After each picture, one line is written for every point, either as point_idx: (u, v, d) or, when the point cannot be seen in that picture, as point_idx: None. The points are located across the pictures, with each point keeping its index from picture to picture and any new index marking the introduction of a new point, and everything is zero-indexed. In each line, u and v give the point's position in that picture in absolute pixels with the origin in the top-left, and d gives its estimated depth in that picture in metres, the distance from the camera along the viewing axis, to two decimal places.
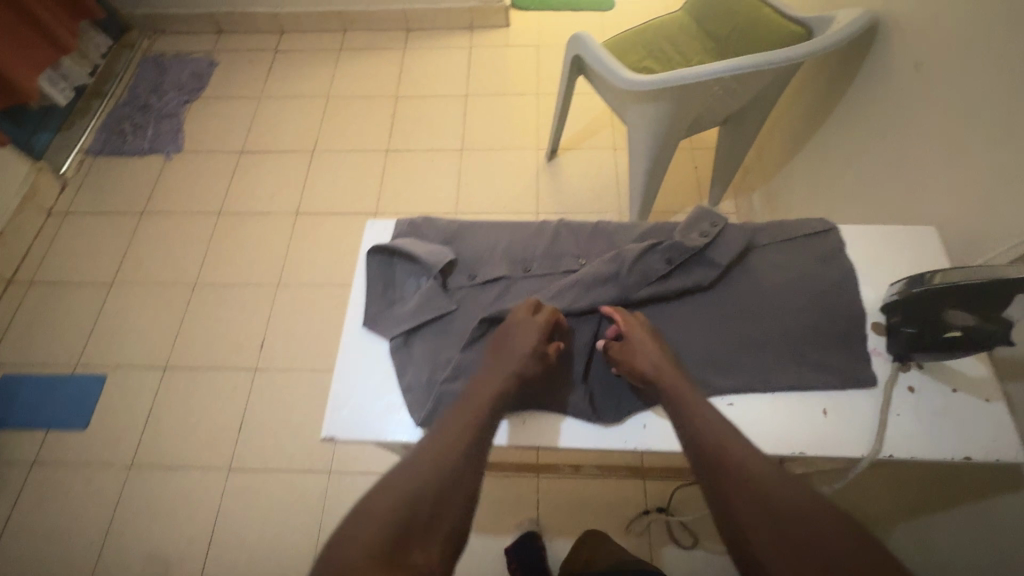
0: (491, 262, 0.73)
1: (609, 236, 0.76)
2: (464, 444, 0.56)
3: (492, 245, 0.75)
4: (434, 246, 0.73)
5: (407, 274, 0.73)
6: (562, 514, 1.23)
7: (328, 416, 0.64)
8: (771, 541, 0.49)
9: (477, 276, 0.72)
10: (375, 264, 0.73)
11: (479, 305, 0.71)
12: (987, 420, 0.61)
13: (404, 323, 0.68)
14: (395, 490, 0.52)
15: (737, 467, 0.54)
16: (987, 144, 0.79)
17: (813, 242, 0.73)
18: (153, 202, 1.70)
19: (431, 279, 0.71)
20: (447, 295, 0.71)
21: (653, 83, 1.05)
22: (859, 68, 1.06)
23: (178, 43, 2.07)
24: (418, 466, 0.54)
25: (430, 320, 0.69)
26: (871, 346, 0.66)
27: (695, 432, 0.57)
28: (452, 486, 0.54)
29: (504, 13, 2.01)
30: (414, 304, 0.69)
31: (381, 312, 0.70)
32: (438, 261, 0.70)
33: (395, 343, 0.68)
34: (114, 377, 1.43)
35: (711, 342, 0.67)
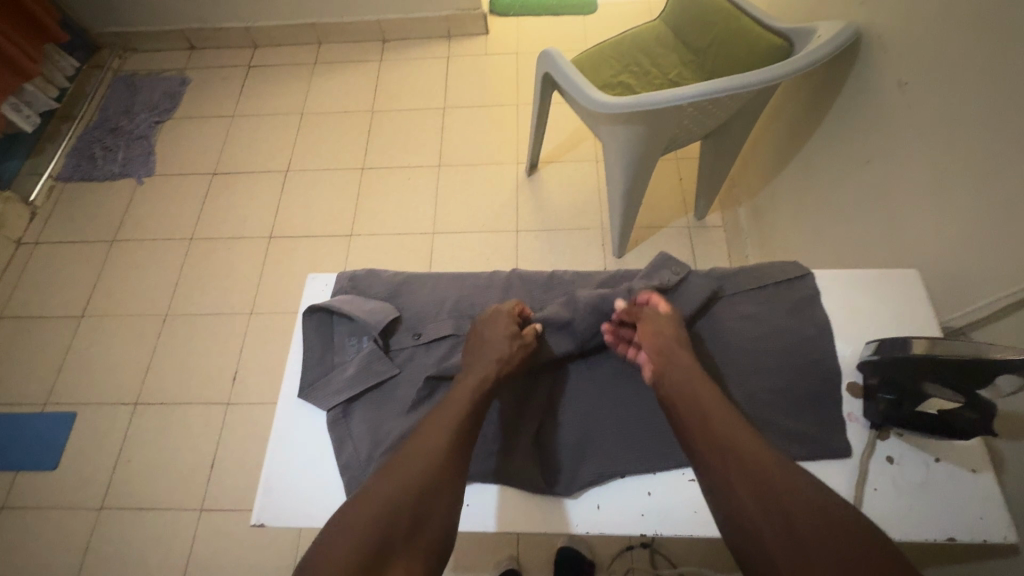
0: (437, 319, 0.69)
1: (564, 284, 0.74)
2: (445, 444, 0.55)
3: (439, 301, 0.71)
4: (376, 304, 0.69)
5: (348, 334, 0.69)
6: (541, 552, 1.18)
7: (259, 500, 0.60)
8: (779, 531, 0.48)
9: (423, 335, 0.68)
10: (312, 326, 0.69)
11: (424, 365, 0.67)
12: (975, 495, 0.56)
13: (342, 392, 0.64)
14: (378, 492, 0.51)
15: (744, 458, 0.52)
16: (971, 177, 0.73)
17: (784, 289, 0.68)
18: (124, 230, 1.66)
19: (372, 340, 0.67)
20: (389, 357, 0.67)
21: (623, 106, 0.99)
22: (842, 85, 1.00)
23: (150, 61, 2.03)
24: (397, 471, 0.53)
25: (371, 385, 0.65)
26: (848, 411, 0.61)
27: (704, 423, 0.56)
28: (436, 486, 0.52)
29: (482, 21, 1.94)
30: (353, 370, 0.65)
31: (319, 378, 0.66)
32: (377, 322, 0.66)
33: (333, 414, 0.64)
34: (84, 414, 1.40)
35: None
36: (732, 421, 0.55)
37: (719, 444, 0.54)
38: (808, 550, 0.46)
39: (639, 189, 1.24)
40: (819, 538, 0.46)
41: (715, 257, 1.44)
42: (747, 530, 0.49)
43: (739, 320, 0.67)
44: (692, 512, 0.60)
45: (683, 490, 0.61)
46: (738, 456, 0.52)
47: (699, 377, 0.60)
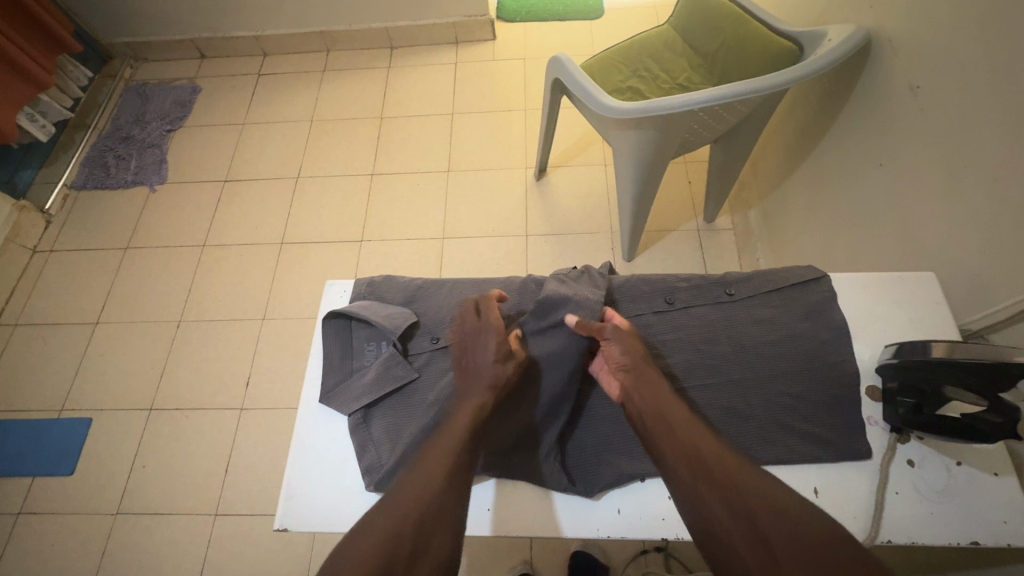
0: (454, 323, 0.70)
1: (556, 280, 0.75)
2: (442, 473, 0.54)
3: (456, 305, 0.71)
4: (394, 308, 0.70)
5: (366, 339, 0.70)
6: (555, 556, 1.18)
7: (282, 503, 0.61)
8: (750, 542, 0.49)
9: (440, 339, 0.69)
10: (331, 332, 0.69)
11: (442, 370, 0.67)
12: (997, 499, 0.56)
13: (362, 397, 0.65)
14: (376, 526, 0.50)
15: (706, 460, 0.54)
16: (984, 180, 0.73)
17: (799, 291, 0.69)
18: (137, 237, 1.68)
19: (391, 345, 0.68)
20: (407, 362, 0.67)
21: (634, 111, 1.00)
22: (853, 88, 1.01)
23: (162, 70, 2.05)
24: (393, 504, 0.52)
25: (390, 390, 0.66)
26: (868, 414, 0.62)
27: (667, 428, 0.57)
28: (435, 512, 0.52)
29: (489, 27, 1.95)
30: (372, 375, 0.66)
31: (340, 384, 0.66)
32: (396, 327, 0.67)
33: (354, 419, 0.64)
34: (99, 420, 1.41)
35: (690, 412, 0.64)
36: (698, 429, 0.56)
37: (686, 455, 0.55)
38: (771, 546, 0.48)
39: (649, 193, 1.24)
40: (784, 536, 0.48)
41: (726, 260, 1.44)
42: (709, 530, 0.51)
43: (756, 323, 0.67)
44: None
45: None
46: (700, 461, 0.54)
47: (655, 384, 0.60)
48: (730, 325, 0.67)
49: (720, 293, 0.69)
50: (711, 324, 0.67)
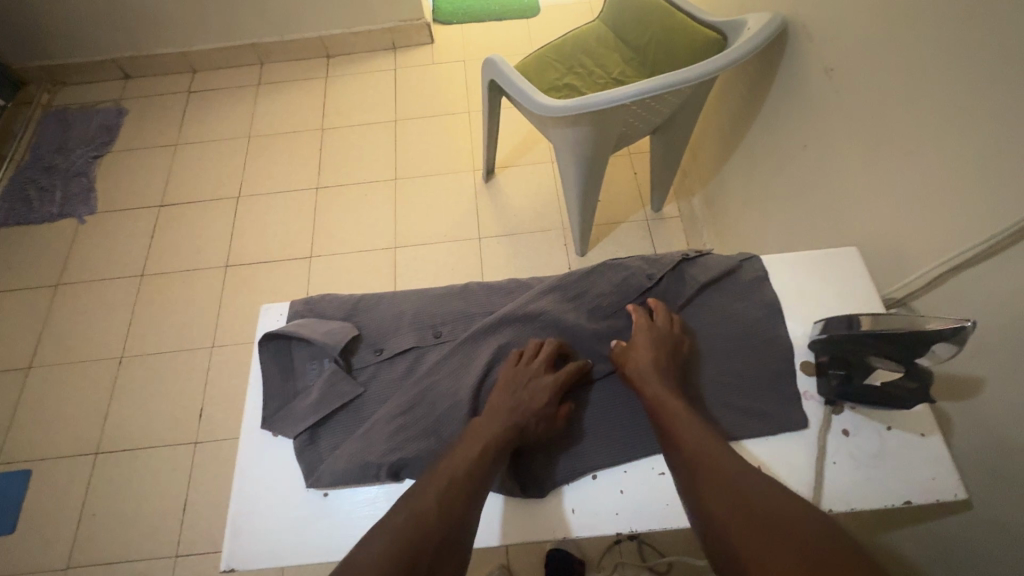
0: (398, 333, 0.69)
1: (510, 284, 0.75)
2: (466, 479, 0.53)
3: (397, 315, 0.70)
4: (333, 324, 0.67)
5: (307, 358, 0.67)
6: (530, 557, 1.19)
7: (227, 542, 0.58)
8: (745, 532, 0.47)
9: (385, 350, 0.68)
10: (269, 354, 0.66)
11: (388, 381, 0.66)
12: (925, 457, 0.59)
13: (307, 417, 0.63)
14: (391, 527, 0.49)
15: (714, 463, 0.52)
16: (899, 153, 0.77)
17: (728, 276, 0.71)
18: (68, 273, 1.58)
19: (333, 361, 0.66)
20: (352, 377, 0.66)
21: (568, 109, 1.01)
22: (775, 73, 1.04)
23: (82, 94, 1.94)
24: (417, 503, 0.50)
25: (338, 407, 0.64)
26: (803, 389, 0.63)
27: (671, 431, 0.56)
28: (457, 522, 0.50)
29: (426, 30, 1.93)
30: (317, 394, 0.64)
31: (282, 407, 0.64)
32: (337, 343, 0.65)
33: (300, 441, 0.62)
34: (40, 471, 1.32)
35: (627, 401, 0.66)
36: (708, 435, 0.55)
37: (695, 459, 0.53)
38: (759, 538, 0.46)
39: (594, 188, 1.25)
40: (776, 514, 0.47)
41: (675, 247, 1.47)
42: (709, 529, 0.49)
43: (684, 308, 0.70)
44: (661, 509, 0.60)
45: (655, 486, 0.61)
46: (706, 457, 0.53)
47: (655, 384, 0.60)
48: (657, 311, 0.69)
49: (643, 280, 0.71)
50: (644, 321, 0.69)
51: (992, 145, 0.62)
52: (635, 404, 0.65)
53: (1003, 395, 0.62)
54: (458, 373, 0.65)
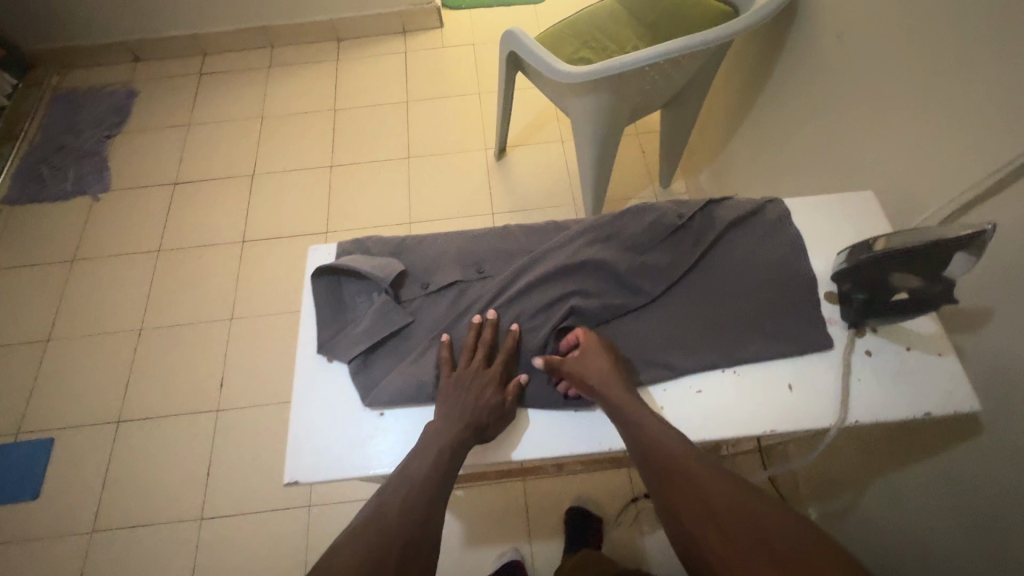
0: (443, 269, 0.73)
1: (548, 227, 0.78)
2: (424, 489, 0.57)
3: (442, 253, 0.75)
4: (381, 259, 0.71)
5: (357, 292, 0.71)
6: (549, 515, 1.22)
7: (290, 458, 0.62)
8: (717, 541, 0.53)
9: (431, 285, 0.72)
10: (322, 287, 0.70)
11: (435, 312, 0.70)
12: (943, 374, 0.63)
13: (360, 342, 0.67)
14: (356, 544, 0.53)
15: (683, 472, 0.56)
16: (911, 107, 0.81)
17: (756, 215, 0.75)
18: (84, 249, 1.60)
19: (383, 294, 0.70)
20: (401, 307, 0.70)
21: (588, 75, 1.05)
22: (785, 42, 1.09)
23: (91, 76, 1.95)
24: (379, 518, 0.55)
25: (388, 334, 0.68)
26: (828, 316, 0.68)
27: (636, 437, 0.60)
28: (420, 524, 0.55)
29: (435, 15, 1.97)
30: (368, 322, 0.68)
31: (335, 334, 0.68)
32: (387, 275, 0.69)
33: (354, 365, 0.66)
34: (61, 440, 1.33)
35: (665, 327, 0.69)
36: (676, 444, 0.58)
37: (665, 469, 0.57)
38: (728, 544, 0.52)
39: (608, 159, 1.29)
40: (742, 523, 0.53)
41: None
42: (683, 534, 0.55)
43: (717, 243, 0.73)
44: (703, 421, 0.64)
45: (696, 402, 0.65)
46: (674, 468, 0.57)
47: (621, 393, 0.62)
48: (690, 245, 0.73)
49: (674, 217, 0.74)
50: (678, 253, 0.72)
51: (1000, 90, 0.67)
52: (674, 328, 0.69)
53: (1011, 322, 0.67)
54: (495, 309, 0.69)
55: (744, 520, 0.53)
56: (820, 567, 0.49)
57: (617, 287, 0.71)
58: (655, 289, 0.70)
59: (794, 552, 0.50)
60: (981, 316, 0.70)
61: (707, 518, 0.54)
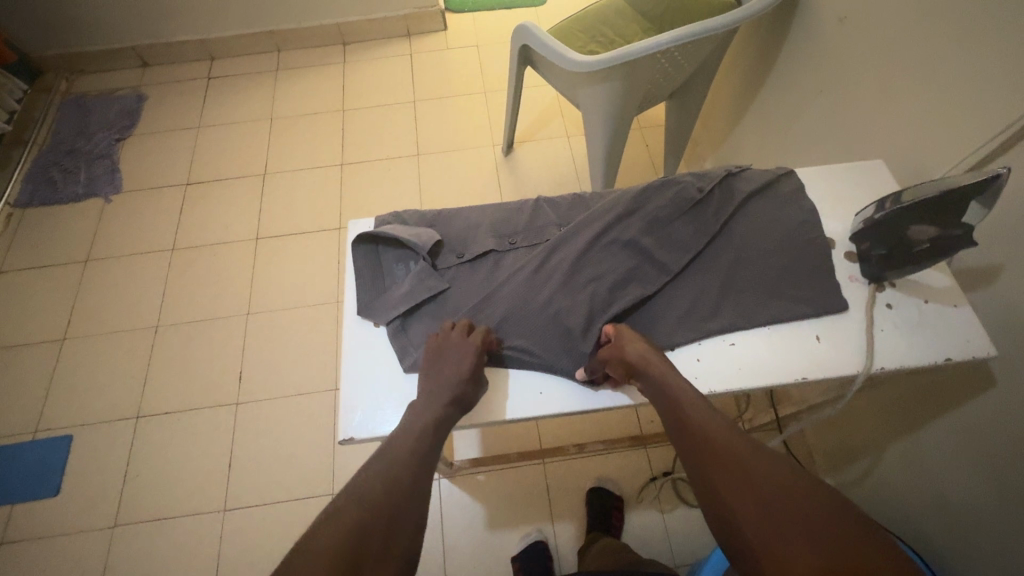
0: (477, 240, 0.77)
1: (577, 204, 0.83)
2: (407, 462, 0.58)
3: (475, 226, 0.79)
4: (419, 229, 0.75)
5: (395, 259, 0.76)
6: (570, 496, 1.24)
7: (344, 419, 0.66)
8: (757, 518, 0.52)
9: (466, 254, 0.75)
10: (362, 254, 0.75)
11: (471, 280, 0.74)
12: (961, 322, 0.67)
13: (399, 306, 0.71)
14: (345, 512, 0.53)
15: (722, 448, 0.57)
16: (915, 82, 0.85)
17: (771, 187, 0.79)
18: (97, 249, 1.61)
19: (420, 262, 0.74)
20: (438, 274, 0.74)
21: (600, 63, 1.09)
22: (788, 30, 1.15)
23: (100, 81, 1.97)
24: (366, 486, 0.55)
25: (425, 299, 0.72)
26: (848, 274, 0.72)
27: (671, 413, 0.62)
28: (399, 501, 0.55)
29: (440, 17, 2.01)
30: (407, 287, 0.72)
31: (375, 299, 0.73)
32: (425, 243, 0.72)
33: (393, 327, 0.71)
34: (80, 436, 1.33)
35: (690, 293, 0.72)
36: (714, 421, 0.59)
37: (702, 444, 0.58)
38: (771, 521, 0.51)
39: (618, 148, 1.34)
40: (783, 500, 0.52)
41: None
42: (721, 512, 0.54)
43: (741, 210, 0.76)
44: (739, 372, 0.67)
45: (731, 355, 0.68)
46: (713, 443, 0.57)
47: (657, 365, 0.64)
48: (714, 214, 0.76)
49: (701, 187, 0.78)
50: (706, 220, 0.75)
51: (999, 57, 0.72)
52: (705, 289, 0.72)
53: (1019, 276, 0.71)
54: (524, 280, 0.71)
55: (786, 497, 0.52)
56: (863, 547, 0.48)
57: (642, 253, 0.73)
58: (678, 258, 0.73)
59: (838, 531, 0.49)
60: (991, 272, 0.74)
61: (747, 493, 0.53)
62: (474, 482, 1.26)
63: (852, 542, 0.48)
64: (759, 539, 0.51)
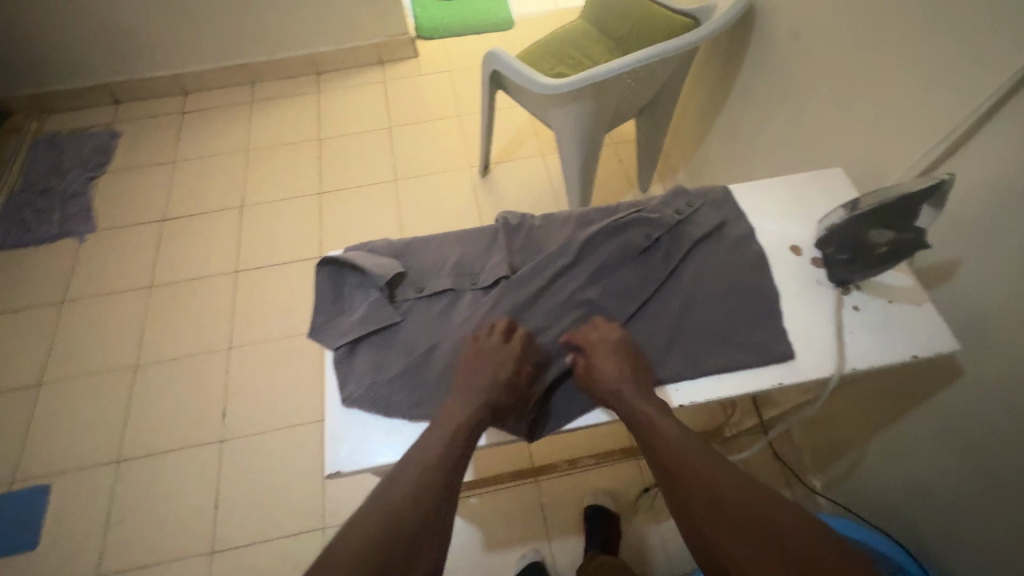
0: (440, 275, 0.75)
1: (546, 234, 0.80)
2: (433, 475, 0.57)
3: (441, 260, 0.77)
4: (382, 258, 0.74)
5: (356, 286, 0.75)
6: (564, 514, 1.24)
7: (330, 452, 0.64)
8: (732, 538, 0.53)
9: (425, 288, 0.74)
10: (324, 275, 0.75)
11: (425, 316, 0.73)
12: (924, 320, 0.70)
13: (349, 333, 0.70)
14: (366, 525, 0.52)
15: (695, 472, 0.58)
16: (868, 91, 0.90)
17: (719, 231, 0.78)
18: (73, 290, 1.58)
19: (378, 291, 0.73)
20: (393, 307, 0.73)
21: (568, 85, 1.12)
22: (747, 45, 1.20)
23: (71, 120, 1.96)
24: (387, 500, 0.54)
25: (374, 330, 0.71)
26: (815, 278, 0.74)
27: (644, 440, 0.62)
28: (427, 515, 0.54)
29: (412, 44, 2.05)
30: (360, 314, 0.71)
31: (328, 323, 0.72)
32: (385, 274, 0.72)
33: (339, 353, 0.70)
34: (59, 484, 1.29)
35: (645, 334, 0.71)
36: (685, 445, 0.60)
37: (676, 468, 0.59)
38: (743, 540, 0.53)
39: (592, 165, 1.37)
40: (755, 517, 0.54)
41: None
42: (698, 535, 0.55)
43: (705, 240, 0.77)
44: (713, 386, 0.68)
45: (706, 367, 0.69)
46: (686, 467, 0.58)
47: (630, 394, 0.64)
48: (676, 246, 0.76)
49: (673, 215, 0.78)
50: (670, 251, 0.75)
51: (942, 65, 0.77)
52: (665, 320, 0.72)
53: (981, 268, 0.74)
54: (479, 323, 0.70)
55: (757, 514, 0.54)
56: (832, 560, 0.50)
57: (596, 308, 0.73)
58: (625, 308, 0.72)
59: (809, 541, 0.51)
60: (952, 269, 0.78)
61: (720, 516, 0.54)
62: (468, 505, 1.25)
63: (823, 552, 0.50)
64: (736, 558, 0.52)
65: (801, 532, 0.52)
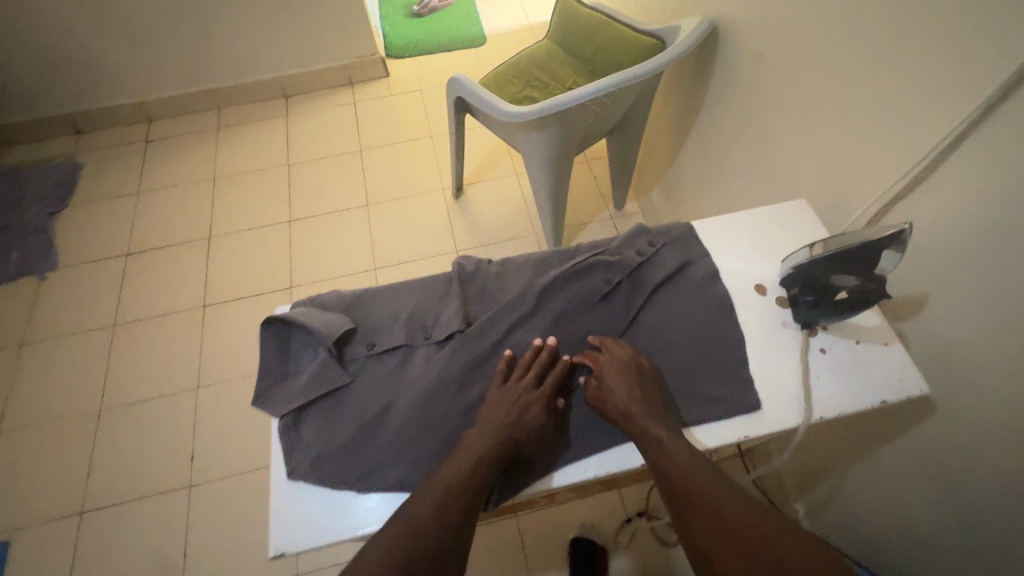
0: (391, 330, 0.73)
1: (502, 281, 0.78)
2: (451, 501, 0.57)
3: (393, 313, 0.75)
4: (330, 315, 0.72)
5: (304, 345, 0.73)
6: (545, 549, 1.21)
7: (274, 529, 0.61)
8: (734, 564, 0.52)
9: (376, 346, 0.72)
10: (270, 336, 0.72)
11: (375, 376, 0.70)
12: (892, 361, 0.68)
13: (296, 399, 0.68)
14: (385, 542, 0.54)
15: (702, 495, 0.56)
16: (832, 118, 0.89)
17: (681, 272, 0.76)
18: (33, 332, 1.52)
19: (326, 351, 0.70)
20: (342, 368, 0.70)
21: (531, 114, 1.10)
22: (713, 67, 1.18)
23: (31, 152, 1.90)
24: (405, 521, 0.55)
25: (322, 394, 0.68)
26: (781, 320, 0.72)
27: (651, 461, 0.60)
28: (446, 539, 0.55)
29: (381, 64, 2.02)
30: (307, 377, 0.69)
31: (274, 388, 0.69)
32: (331, 333, 0.69)
33: (285, 421, 0.67)
34: (19, 540, 1.24)
35: None
36: (694, 466, 0.58)
37: (683, 491, 0.57)
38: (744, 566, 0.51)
39: (563, 188, 1.34)
40: (758, 542, 0.52)
41: None
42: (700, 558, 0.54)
43: (665, 283, 0.75)
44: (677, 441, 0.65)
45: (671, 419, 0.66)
46: (692, 490, 0.56)
47: (642, 415, 0.62)
48: (634, 291, 0.74)
49: (632, 257, 0.76)
50: (628, 297, 0.74)
51: (902, 95, 0.75)
52: None
53: (949, 302, 0.72)
54: (434, 379, 0.68)
55: (757, 540, 0.53)
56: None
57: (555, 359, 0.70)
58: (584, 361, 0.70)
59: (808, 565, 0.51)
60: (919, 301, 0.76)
61: (724, 542, 0.53)
62: None
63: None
64: None
65: (800, 556, 0.51)
